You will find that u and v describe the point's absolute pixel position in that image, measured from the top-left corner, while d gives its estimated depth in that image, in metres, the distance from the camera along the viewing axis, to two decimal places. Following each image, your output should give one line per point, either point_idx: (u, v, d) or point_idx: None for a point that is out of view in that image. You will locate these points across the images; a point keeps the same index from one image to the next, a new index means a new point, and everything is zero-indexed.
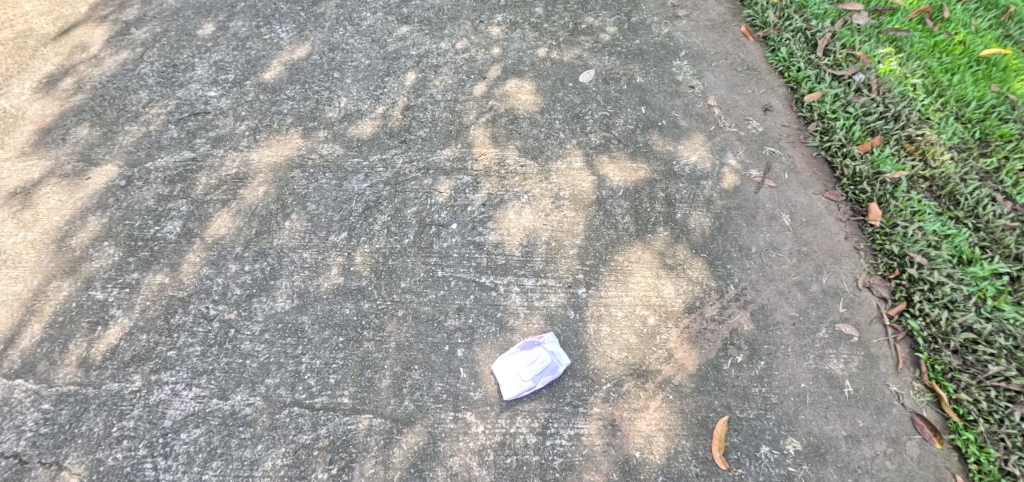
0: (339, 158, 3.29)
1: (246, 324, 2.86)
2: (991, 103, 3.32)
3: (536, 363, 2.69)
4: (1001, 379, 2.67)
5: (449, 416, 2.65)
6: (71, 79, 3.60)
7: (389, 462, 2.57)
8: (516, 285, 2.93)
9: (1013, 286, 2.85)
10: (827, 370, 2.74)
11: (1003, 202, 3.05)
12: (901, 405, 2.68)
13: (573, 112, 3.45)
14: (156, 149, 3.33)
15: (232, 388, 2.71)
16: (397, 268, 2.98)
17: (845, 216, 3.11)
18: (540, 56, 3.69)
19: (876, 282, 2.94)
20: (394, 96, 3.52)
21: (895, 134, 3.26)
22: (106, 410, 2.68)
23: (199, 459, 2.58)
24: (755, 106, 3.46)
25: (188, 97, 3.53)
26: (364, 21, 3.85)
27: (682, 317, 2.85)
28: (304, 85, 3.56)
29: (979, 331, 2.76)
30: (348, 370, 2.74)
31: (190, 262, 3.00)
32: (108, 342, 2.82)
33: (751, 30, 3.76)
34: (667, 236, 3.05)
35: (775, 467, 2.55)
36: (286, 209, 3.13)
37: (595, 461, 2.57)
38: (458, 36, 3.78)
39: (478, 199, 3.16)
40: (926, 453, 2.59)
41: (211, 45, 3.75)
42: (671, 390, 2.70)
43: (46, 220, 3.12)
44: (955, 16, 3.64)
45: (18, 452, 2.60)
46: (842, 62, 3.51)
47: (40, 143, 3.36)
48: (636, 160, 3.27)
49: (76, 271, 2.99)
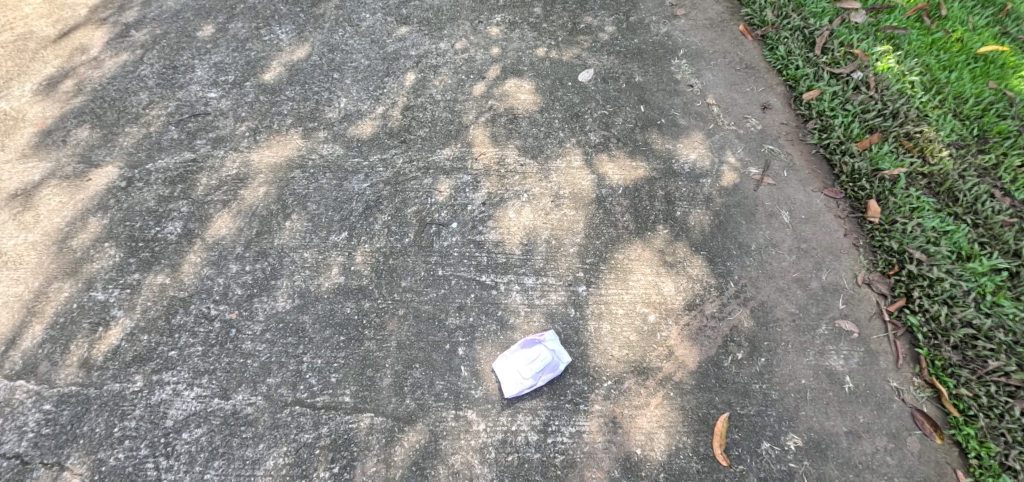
0: (339, 158, 3.30)
1: (246, 323, 2.86)
2: (988, 100, 3.33)
3: (536, 361, 2.70)
4: (1001, 374, 2.67)
5: (450, 414, 2.66)
6: (71, 81, 3.61)
7: (390, 460, 2.57)
8: (516, 283, 2.94)
9: (1012, 282, 2.86)
10: (827, 367, 2.75)
11: (1001, 198, 3.06)
12: (901, 401, 2.69)
13: (572, 111, 3.47)
14: (156, 150, 3.34)
15: (233, 388, 2.72)
16: (397, 267, 2.98)
17: (844, 213, 3.12)
18: (539, 56, 3.71)
19: (875, 278, 2.95)
20: (393, 96, 3.53)
21: (893, 132, 3.27)
22: (107, 411, 2.68)
23: (200, 459, 2.59)
24: (753, 105, 3.48)
25: (188, 98, 3.54)
26: (363, 22, 3.87)
27: (682, 315, 2.86)
28: (303, 85, 3.57)
29: (978, 326, 2.77)
30: (348, 369, 2.75)
31: (190, 263, 3.01)
32: (109, 343, 2.82)
33: (749, 29, 3.78)
34: (667, 234, 3.06)
35: (775, 463, 2.56)
36: (286, 209, 3.14)
37: (595, 458, 2.57)
38: (457, 36, 3.80)
39: (478, 198, 3.17)
40: (926, 449, 2.60)
41: (211, 46, 3.76)
42: (672, 387, 2.71)
43: (46, 222, 3.12)
44: (953, 14, 3.66)
45: (19, 453, 2.60)
46: (840, 60, 3.52)
47: (40, 145, 3.37)
48: (635, 159, 3.28)
49: (76, 272, 3.00)
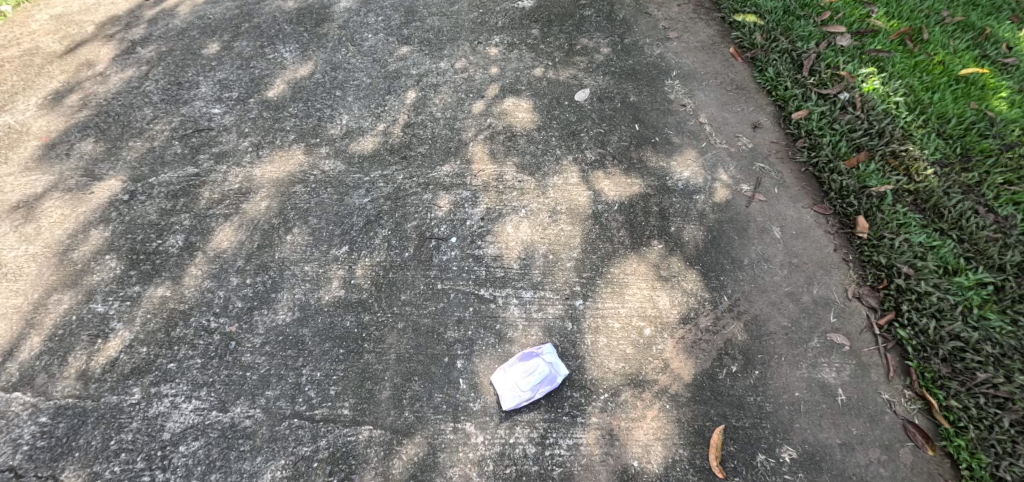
0: (341, 173, 3.35)
1: (246, 336, 2.88)
2: (970, 119, 3.43)
3: (534, 373, 2.73)
4: (989, 386, 2.72)
5: (449, 426, 2.68)
6: (76, 95, 3.67)
7: (389, 473, 2.58)
8: (515, 297, 2.98)
9: (998, 295, 2.92)
10: (820, 379, 2.80)
11: (985, 214, 3.13)
12: (893, 413, 2.74)
13: (569, 130, 3.55)
14: (158, 165, 3.38)
15: (232, 401, 2.73)
16: (397, 280, 3.02)
17: (833, 229, 3.20)
18: (537, 76, 3.80)
19: (865, 292, 3.01)
20: (394, 113, 3.60)
21: (880, 150, 3.36)
22: (104, 423, 2.68)
23: (197, 472, 2.58)
24: (744, 124, 3.58)
25: (191, 113, 3.59)
26: (366, 41, 3.96)
27: (678, 328, 2.91)
28: (306, 103, 3.64)
29: (966, 339, 2.83)
30: (348, 381, 2.77)
31: (192, 274, 3.04)
32: (108, 354, 2.83)
33: (738, 51, 3.91)
34: (662, 248, 3.12)
35: (771, 474, 2.59)
36: (287, 223, 3.18)
37: (593, 470, 2.59)
38: (457, 56, 3.89)
39: (477, 213, 3.23)
40: (919, 460, 2.64)
41: (215, 64, 3.83)
42: (668, 399, 2.75)
43: (48, 234, 3.14)
44: (934, 37, 3.80)
45: (13, 466, 2.58)
46: (828, 81, 3.63)
47: (43, 158, 3.40)
48: (630, 176, 3.36)
49: (76, 283, 3.01)
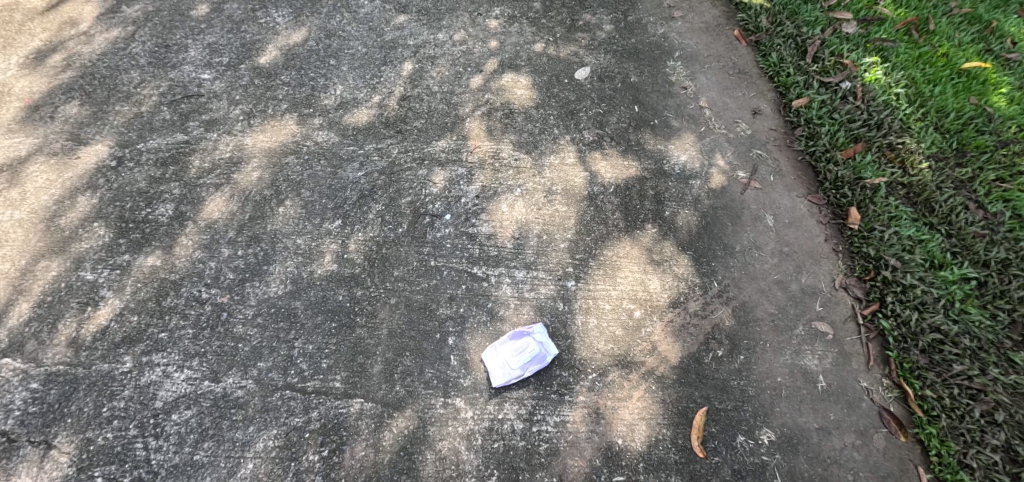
0: (335, 145, 3.30)
1: (238, 308, 2.88)
2: (969, 115, 3.44)
3: (524, 352, 2.78)
4: (964, 377, 2.81)
5: (439, 401, 2.73)
6: (59, 55, 3.54)
7: (379, 445, 2.63)
8: (507, 276, 3.00)
9: (980, 291, 2.99)
10: (802, 365, 2.88)
11: (975, 210, 3.18)
12: (870, 400, 2.83)
13: (568, 108, 3.51)
14: (146, 131, 3.30)
15: (223, 371, 2.75)
16: (390, 257, 3.02)
17: (825, 219, 3.23)
18: (537, 51, 3.73)
19: (852, 283, 3.07)
20: (390, 85, 3.53)
21: (877, 142, 3.37)
22: (96, 391, 2.69)
23: (190, 440, 2.62)
24: (744, 109, 3.56)
25: (180, 78, 3.49)
26: (362, 8, 3.84)
27: (667, 311, 2.95)
28: (299, 71, 3.54)
29: (946, 332, 2.91)
30: (339, 355, 2.80)
31: (182, 245, 3.01)
32: (98, 323, 2.82)
33: (743, 34, 3.85)
34: (655, 232, 3.14)
35: (749, 455, 2.69)
36: (279, 195, 3.15)
37: (579, 447, 2.67)
38: (456, 27, 3.79)
39: (472, 191, 3.21)
40: (891, 446, 2.74)
41: (204, 26, 3.70)
42: (655, 380, 2.81)
43: (33, 199, 3.08)
44: (939, 29, 3.77)
45: (5, 431, 2.60)
46: (830, 69, 3.60)
47: (26, 120, 3.31)
48: (627, 157, 3.35)
49: (64, 250, 2.97)
